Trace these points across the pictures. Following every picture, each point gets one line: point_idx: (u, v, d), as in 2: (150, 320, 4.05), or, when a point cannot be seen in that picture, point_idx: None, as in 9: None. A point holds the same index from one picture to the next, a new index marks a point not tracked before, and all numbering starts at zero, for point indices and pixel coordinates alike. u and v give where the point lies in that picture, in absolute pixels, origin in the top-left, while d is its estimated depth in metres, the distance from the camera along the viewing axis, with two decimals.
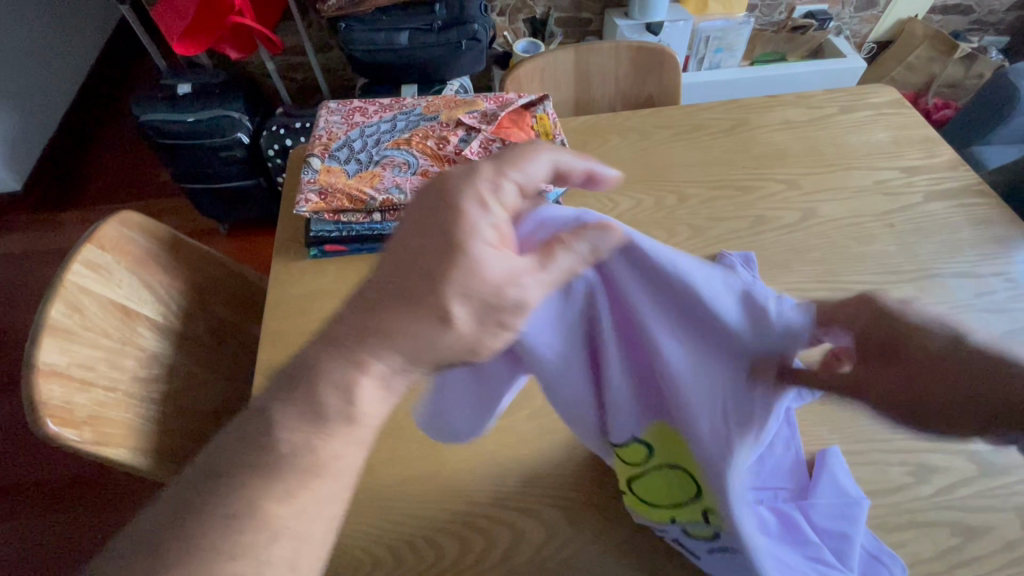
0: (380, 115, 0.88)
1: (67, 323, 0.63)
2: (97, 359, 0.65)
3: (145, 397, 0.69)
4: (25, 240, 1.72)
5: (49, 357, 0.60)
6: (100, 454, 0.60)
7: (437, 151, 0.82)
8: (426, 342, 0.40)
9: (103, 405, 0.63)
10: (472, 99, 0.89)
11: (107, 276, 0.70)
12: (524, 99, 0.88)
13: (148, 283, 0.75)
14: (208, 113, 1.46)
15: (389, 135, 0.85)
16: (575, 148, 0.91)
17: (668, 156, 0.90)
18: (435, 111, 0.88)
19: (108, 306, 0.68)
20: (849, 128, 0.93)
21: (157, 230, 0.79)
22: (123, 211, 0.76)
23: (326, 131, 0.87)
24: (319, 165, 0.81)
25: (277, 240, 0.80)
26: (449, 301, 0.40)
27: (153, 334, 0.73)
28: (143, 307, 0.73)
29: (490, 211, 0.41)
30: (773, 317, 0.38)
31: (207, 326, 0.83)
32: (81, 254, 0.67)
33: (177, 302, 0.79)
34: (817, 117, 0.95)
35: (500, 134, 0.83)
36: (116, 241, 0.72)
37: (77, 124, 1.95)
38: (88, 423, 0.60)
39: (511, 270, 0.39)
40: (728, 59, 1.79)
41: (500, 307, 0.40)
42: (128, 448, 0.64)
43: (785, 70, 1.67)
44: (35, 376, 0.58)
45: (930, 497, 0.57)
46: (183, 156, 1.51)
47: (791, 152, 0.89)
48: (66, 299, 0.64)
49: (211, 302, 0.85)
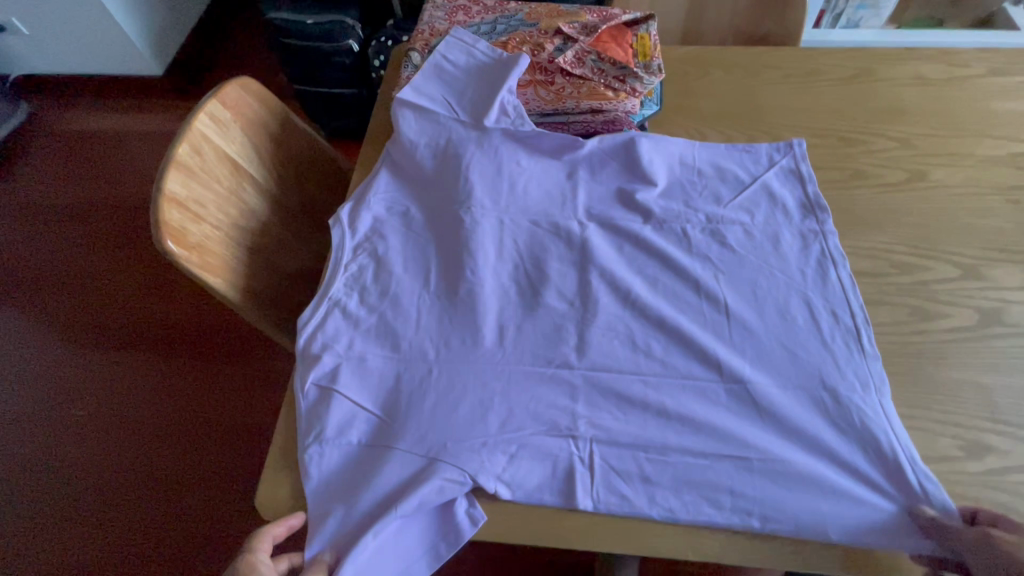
0: (482, 16, 0.83)
1: (189, 163, 0.72)
2: (208, 200, 0.74)
3: (241, 243, 0.79)
4: (168, 122, 2.00)
5: (172, 188, 0.70)
6: (201, 279, 0.71)
7: (531, 58, 0.77)
8: (647, 292, 0.65)
9: (208, 239, 0.73)
10: (575, 10, 0.82)
11: (225, 130, 0.79)
12: (629, 16, 0.81)
13: (254, 144, 0.83)
14: (326, 18, 1.58)
15: (488, 37, 0.81)
16: (672, 77, 0.88)
17: (772, 98, 0.84)
18: (536, 18, 0.82)
19: (222, 157, 0.78)
20: (995, 92, 0.82)
21: (271, 100, 0.87)
22: (245, 77, 0.83)
23: (428, 26, 0.83)
24: (419, 61, 0.80)
25: (371, 126, 0.84)
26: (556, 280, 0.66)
27: (254, 193, 0.83)
28: (249, 166, 0.82)
29: (591, 195, 0.72)
30: (770, 402, 0.57)
31: (299, 197, 0.93)
32: (207, 107, 0.76)
33: (276, 169, 0.88)
34: (959, 77, 0.85)
35: (598, 47, 0.77)
36: (236, 102, 0.81)
37: (212, 28, 2.18)
38: (195, 249, 0.71)
39: (674, 240, 0.68)
40: (871, 18, 1.55)
41: (716, 278, 0.65)
42: (224, 281, 0.75)
43: (909, 36, 1.46)
44: (160, 201, 0.68)
45: (979, 474, 0.55)
46: (299, 56, 1.64)
47: (915, 110, 0.81)
48: (190, 141, 0.73)
49: (304, 177, 0.94)
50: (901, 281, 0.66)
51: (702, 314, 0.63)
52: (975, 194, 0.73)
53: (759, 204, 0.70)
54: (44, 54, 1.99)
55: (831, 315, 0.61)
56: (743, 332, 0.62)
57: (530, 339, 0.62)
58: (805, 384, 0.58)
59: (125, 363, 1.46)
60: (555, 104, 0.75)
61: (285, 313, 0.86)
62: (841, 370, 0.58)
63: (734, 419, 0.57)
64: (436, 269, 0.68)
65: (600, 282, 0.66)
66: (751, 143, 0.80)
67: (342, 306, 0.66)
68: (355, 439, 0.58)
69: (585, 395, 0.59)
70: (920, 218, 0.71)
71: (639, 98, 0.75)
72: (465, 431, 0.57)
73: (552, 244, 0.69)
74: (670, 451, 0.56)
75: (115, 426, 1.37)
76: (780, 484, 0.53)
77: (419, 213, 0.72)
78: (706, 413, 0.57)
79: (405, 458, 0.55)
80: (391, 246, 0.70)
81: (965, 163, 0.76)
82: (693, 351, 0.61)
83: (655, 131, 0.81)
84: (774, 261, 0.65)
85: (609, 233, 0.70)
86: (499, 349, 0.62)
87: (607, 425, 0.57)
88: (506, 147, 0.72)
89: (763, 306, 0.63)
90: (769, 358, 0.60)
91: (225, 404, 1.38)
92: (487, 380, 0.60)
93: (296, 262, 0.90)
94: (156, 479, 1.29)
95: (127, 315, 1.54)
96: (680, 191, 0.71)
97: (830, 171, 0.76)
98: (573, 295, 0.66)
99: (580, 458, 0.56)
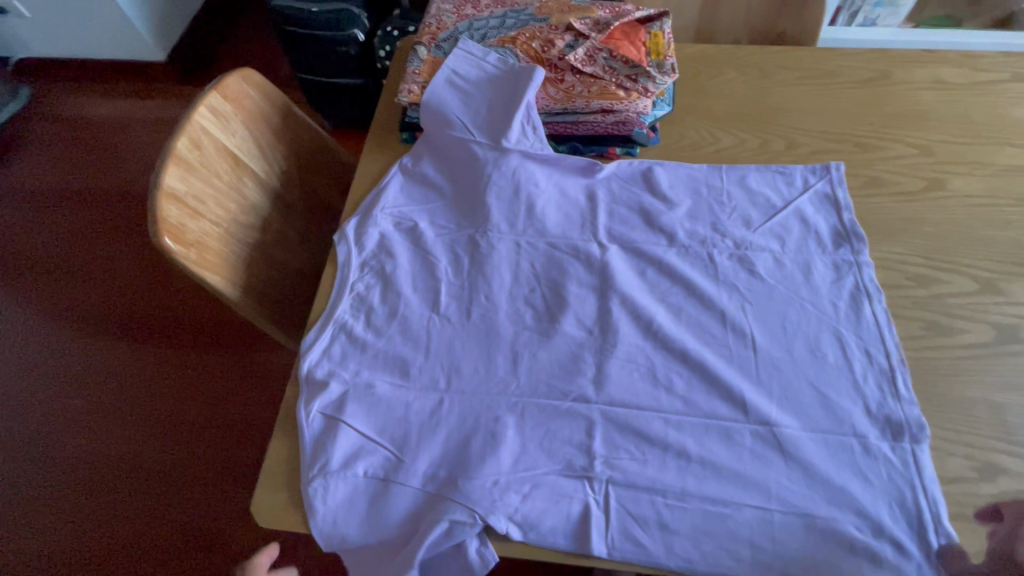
0: (492, 10, 0.81)
1: (189, 157, 0.71)
2: (207, 196, 0.73)
3: (241, 239, 0.78)
4: (170, 109, 1.98)
5: (171, 183, 0.68)
6: (200, 276, 0.70)
7: (541, 54, 0.75)
8: (669, 321, 0.64)
9: (207, 235, 0.72)
10: (587, 6, 0.80)
11: (226, 124, 0.77)
12: (642, 12, 0.78)
13: (255, 138, 0.82)
14: (331, 6, 1.55)
15: (496, 32, 0.78)
16: (685, 76, 0.85)
17: (787, 100, 0.82)
18: (547, 13, 0.79)
19: (223, 151, 0.76)
20: (1018, 98, 0.80)
21: (273, 93, 0.85)
22: (247, 69, 0.82)
23: (435, 19, 0.81)
24: (426, 55, 0.77)
25: (376, 122, 0.82)
26: (575, 308, 0.65)
27: (255, 188, 0.81)
28: (250, 160, 0.81)
29: (613, 221, 0.71)
30: (794, 446, 0.55)
31: (301, 191, 0.91)
32: (207, 99, 0.74)
33: (278, 163, 0.86)
34: (980, 82, 0.82)
35: (610, 45, 0.74)
36: (237, 94, 0.79)
37: (216, 13, 2.15)
38: (194, 246, 0.70)
39: (699, 268, 0.67)
40: (888, 17, 1.52)
41: (742, 310, 0.64)
42: (223, 278, 0.73)
43: (927, 36, 1.43)
44: (158, 196, 0.66)
45: (992, 496, 0.53)
46: (303, 44, 1.62)
47: (934, 115, 0.79)
48: (190, 134, 0.71)
49: (307, 172, 0.92)
50: (916, 294, 0.64)
51: (727, 347, 0.62)
52: (995, 205, 0.71)
53: (790, 229, 0.69)
54: (46, 37, 1.97)
55: (865, 354, 0.60)
56: (769, 369, 0.60)
57: (548, 370, 0.61)
58: (831, 428, 0.56)
59: (125, 353, 1.46)
60: (564, 103, 0.73)
61: (285, 311, 0.85)
62: (865, 412, 0.57)
63: (757, 464, 0.55)
64: (448, 292, 0.66)
65: (621, 310, 0.64)
66: (764, 147, 0.78)
67: (349, 329, 0.64)
68: (361, 472, 0.56)
69: (603, 431, 0.57)
70: (938, 229, 0.69)
71: (651, 98, 0.72)
72: (478, 469, 0.55)
73: (572, 270, 0.68)
74: (689, 497, 0.54)
75: (114, 416, 1.37)
76: (803, 538, 0.51)
77: (435, 232, 0.71)
78: (726, 454, 0.56)
79: (418, 496, 0.55)
80: (405, 266, 0.69)
81: (985, 172, 0.74)
82: (716, 387, 0.59)
83: (666, 132, 0.79)
84: (804, 293, 0.64)
85: (630, 257, 0.69)
86: (515, 379, 0.60)
87: (624, 467, 0.55)
88: (528, 170, 0.72)
89: (789, 341, 0.61)
90: (794, 398, 0.58)
91: (224, 398, 1.37)
92: (502, 415, 0.58)
93: (297, 258, 0.89)
94: (154, 471, 1.29)
95: (127, 304, 1.53)
96: (706, 216, 0.70)
97: (846, 178, 0.73)
98: (591, 323, 0.64)
99: (595, 500, 0.54)
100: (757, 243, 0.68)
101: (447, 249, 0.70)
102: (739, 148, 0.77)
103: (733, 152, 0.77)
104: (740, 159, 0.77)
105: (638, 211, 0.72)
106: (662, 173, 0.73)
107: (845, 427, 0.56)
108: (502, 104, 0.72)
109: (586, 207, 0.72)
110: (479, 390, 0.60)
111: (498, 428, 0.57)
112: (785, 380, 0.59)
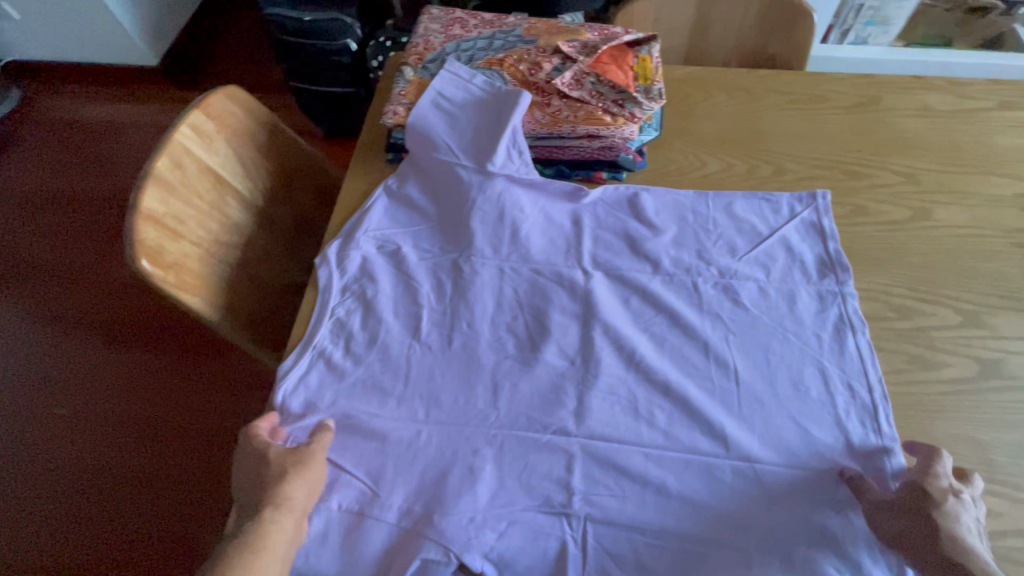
0: (479, 30, 0.80)
1: (169, 177, 0.70)
2: (188, 216, 0.72)
3: (222, 258, 0.77)
4: (161, 114, 1.96)
5: (150, 204, 0.67)
6: (179, 298, 0.69)
7: (528, 77, 0.75)
8: (652, 352, 0.63)
9: (187, 256, 0.71)
10: (576, 27, 0.80)
11: (209, 142, 0.76)
12: (631, 35, 0.78)
13: (239, 155, 0.81)
14: (324, 15, 1.54)
15: (483, 53, 0.78)
16: (674, 99, 0.85)
17: (775, 124, 0.82)
18: (535, 35, 0.79)
19: (205, 170, 0.75)
20: (1004, 127, 0.80)
21: (258, 110, 0.84)
22: (231, 86, 0.81)
23: (422, 39, 0.80)
24: (412, 76, 0.77)
25: (362, 141, 0.81)
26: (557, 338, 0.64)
27: (238, 206, 0.80)
28: (234, 179, 0.80)
29: (599, 247, 0.70)
30: (775, 482, 0.55)
31: (286, 208, 0.90)
32: (189, 118, 0.73)
33: (263, 180, 0.85)
34: (967, 109, 0.82)
35: (597, 69, 0.74)
36: (221, 112, 0.78)
37: (210, 19, 2.14)
38: (173, 268, 0.69)
39: (683, 297, 0.66)
40: (879, 35, 1.52)
41: (725, 340, 0.63)
42: (203, 299, 0.72)
43: (917, 55, 1.43)
44: (136, 218, 0.65)
45: None
46: (295, 53, 1.61)
47: (921, 143, 0.79)
48: (170, 154, 0.70)
49: (293, 188, 0.91)
50: (900, 326, 0.64)
51: (709, 378, 0.61)
52: (979, 236, 0.71)
53: (776, 258, 0.68)
54: (36, 40, 1.95)
55: (848, 388, 0.59)
56: (751, 402, 0.60)
57: (529, 401, 0.60)
58: (813, 463, 0.56)
59: (108, 362, 1.43)
60: (550, 127, 0.72)
61: (268, 330, 0.83)
62: (846, 448, 0.56)
63: (737, 502, 0.54)
64: (429, 319, 0.66)
65: (603, 341, 0.64)
66: (751, 172, 0.78)
67: (327, 357, 0.63)
68: (337, 506, 0.55)
69: (583, 466, 0.57)
70: (923, 259, 0.69)
71: (637, 123, 0.72)
72: (455, 504, 0.54)
73: (555, 297, 0.67)
74: (667, 535, 0.53)
75: (96, 427, 1.34)
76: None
77: (418, 256, 0.70)
78: (706, 490, 0.55)
79: (394, 532, 0.54)
80: (387, 291, 0.68)
81: (970, 202, 0.74)
82: (698, 418, 0.59)
83: (653, 157, 0.79)
84: (788, 323, 0.64)
85: (615, 285, 0.68)
86: (496, 410, 0.60)
87: (603, 503, 0.55)
88: (512, 193, 0.71)
89: (771, 373, 0.61)
90: (775, 431, 0.58)
91: (209, 410, 1.35)
92: (482, 446, 0.58)
93: (281, 276, 0.88)
94: (135, 484, 1.27)
95: (112, 313, 1.51)
96: (691, 243, 0.70)
97: (833, 206, 0.73)
98: (574, 353, 0.63)
99: (573, 538, 0.54)
100: (741, 271, 0.68)
101: (431, 273, 0.69)
102: (725, 174, 0.77)
103: (720, 177, 0.77)
104: (727, 184, 0.77)
105: (623, 238, 0.71)
106: (649, 199, 0.73)
107: (825, 463, 0.56)
108: (489, 125, 0.71)
109: (572, 232, 0.72)
110: (459, 421, 0.59)
111: (478, 462, 0.57)
112: (769, 411, 0.59)
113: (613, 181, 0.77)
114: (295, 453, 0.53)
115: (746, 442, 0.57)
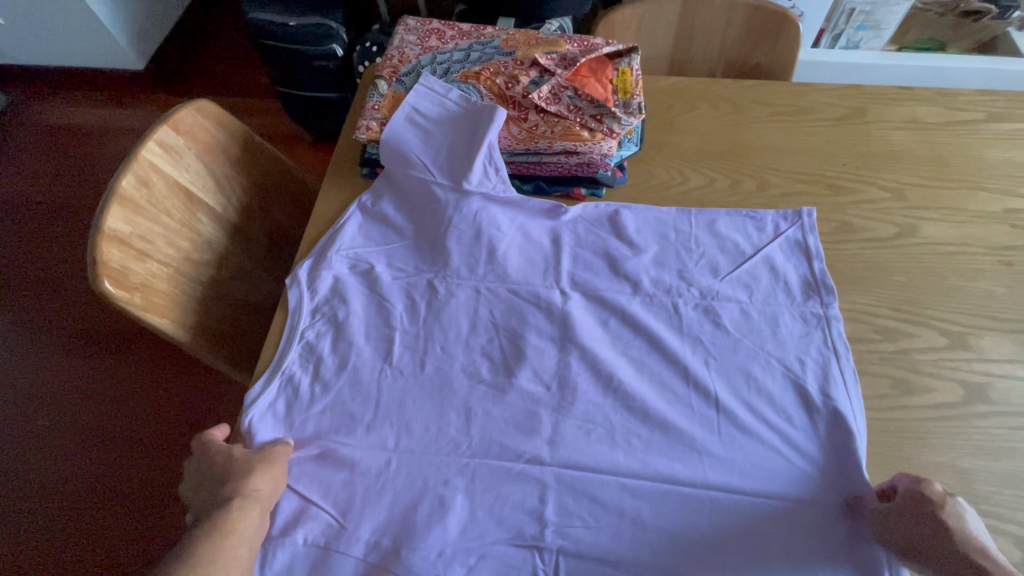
0: (456, 42, 0.79)
1: (135, 196, 0.68)
2: (155, 235, 0.70)
3: (193, 277, 0.75)
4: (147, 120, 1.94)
5: (114, 224, 0.65)
6: (145, 320, 0.67)
7: (504, 91, 0.73)
8: (630, 376, 0.61)
9: (154, 277, 0.69)
10: (555, 39, 0.78)
11: (178, 158, 0.74)
12: (611, 47, 0.76)
13: (211, 171, 0.79)
14: (309, 20, 1.51)
15: (460, 66, 0.76)
16: (656, 111, 0.83)
17: (760, 137, 0.80)
18: (513, 47, 0.77)
19: (174, 187, 0.73)
20: (992, 140, 0.79)
21: (231, 124, 0.83)
22: (201, 100, 0.79)
23: (398, 51, 0.78)
24: (386, 90, 0.75)
25: (336, 155, 0.79)
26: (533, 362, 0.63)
27: (210, 223, 0.78)
28: (205, 195, 0.78)
29: (578, 267, 0.69)
30: (753, 514, 0.53)
31: (262, 223, 0.88)
32: (157, 134, 0.71)
33: (236, 195, 0.83)
34: (955, 121, 0.81)
35: (575, 82, 0.72)
36: (191, 127, 0.76)
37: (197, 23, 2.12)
38: (139, 290, 0.67)
39: (662, 319, 0.65)
40: (871, 40, 1.50)
41: (705, 365, 0.62)
42: (171, 320, 0.70)
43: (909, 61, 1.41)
44: (98, 240, 0.63)
45: None
46: (280, 58, 1.58)
47: (908, 157, 0.77)
48: (136, 172, 0.68)
49: (269, 202, 0.89)
50: (884, 349, 0.62)
51: (688, 403, 0.60)
52: (966, 254, 0.69)
53: (759, 278, 0.67)
54: (19, 45, 1.92)
55: (831, 413, 0.58)
56: (730, 429, 0.58)
57: (503, 428, 0.59)
58: (793, 494, 0.54)
59: (91, 373, 1.41)
60: (527, 143, 0.71)
61: (243, 348, 0.82)
62: (828, 476, 0.55)
63: (714, 536, 0.53)
64: (402, 343, 0.64)
65: (580, 365, 0.62)
66: (734, 187, 0.76)
67: (295, 383, 0.61)
68: (302, 540, 0.53)
69: (556, 496, 0.55)
70: (908, 278, 0.68)
71: (616, 139, 0.70)
72: (425, 537, 0.53)
73: (532, 320, 0.65)
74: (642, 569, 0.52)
75: (76, 440, 1.32)
76: None
77: (391, 276, 0.68)
78: (683, 522, 0.54)
79: (361, 568, 0.52)
80: (359, 313, 0.66)
81: (957, 218, 0.72)
82: (675, 447, 0.57)
83: (634, 171, 0.77)
84: (769, 346, 0.62)
85: (593, 306, 0.66)
86: (469, 439, 0.58)
87: (576, 536, 0.53)
88: (489, 212, 0.69)
89: (752, 399, 0.60)
90: (756, 460, 0.56)
91: (191, 422, 1.33)
92: (453, 477, 0.56)
93: (257, 293, 0.86)
94: (115, 498, 1.24)
95: (95, 323, 1.49)
96: (672, 262, 0.68)
97: (817, 223, 0.71)
98: (549, 377, 0.62)
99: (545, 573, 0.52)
100: (722, 291, 0.66)
101: (404, 294, 0.67)
102: (707, 189, 0.75)
103: (703, 192, 0.75)
104: (710, 200, 0.75)
105: (603, 259, 0.69)
106: (629, 217, 0.71)
107: (806, 492, 0.54)
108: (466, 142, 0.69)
109: (550, 251, 0.70)
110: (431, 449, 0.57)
111: (450, 492, 0.55)
112: (749, 439, 0.57)
113: (593, 197, 0.76)
114: (259, 486, 0.52)
115: (724, 472, 0.56)
